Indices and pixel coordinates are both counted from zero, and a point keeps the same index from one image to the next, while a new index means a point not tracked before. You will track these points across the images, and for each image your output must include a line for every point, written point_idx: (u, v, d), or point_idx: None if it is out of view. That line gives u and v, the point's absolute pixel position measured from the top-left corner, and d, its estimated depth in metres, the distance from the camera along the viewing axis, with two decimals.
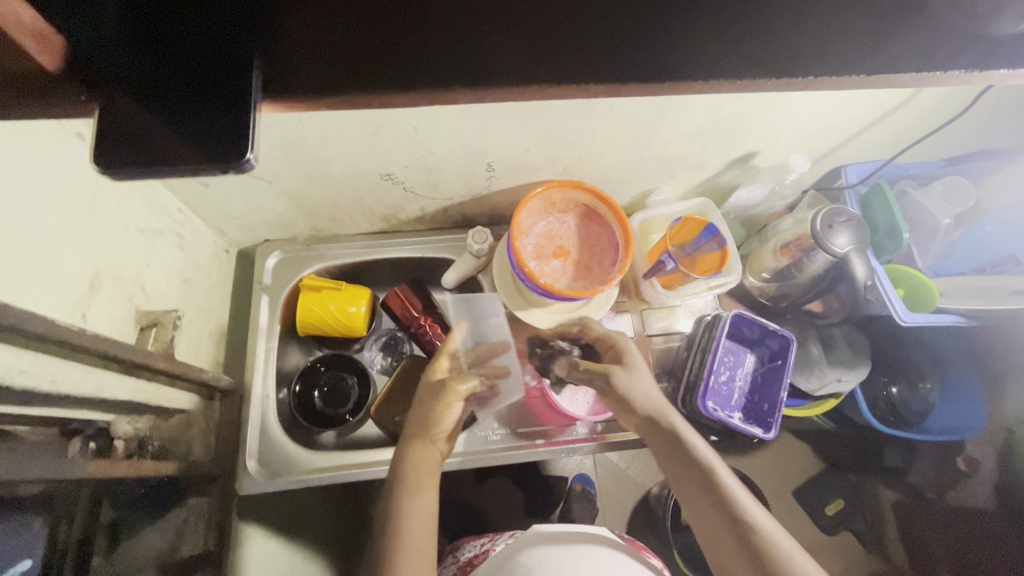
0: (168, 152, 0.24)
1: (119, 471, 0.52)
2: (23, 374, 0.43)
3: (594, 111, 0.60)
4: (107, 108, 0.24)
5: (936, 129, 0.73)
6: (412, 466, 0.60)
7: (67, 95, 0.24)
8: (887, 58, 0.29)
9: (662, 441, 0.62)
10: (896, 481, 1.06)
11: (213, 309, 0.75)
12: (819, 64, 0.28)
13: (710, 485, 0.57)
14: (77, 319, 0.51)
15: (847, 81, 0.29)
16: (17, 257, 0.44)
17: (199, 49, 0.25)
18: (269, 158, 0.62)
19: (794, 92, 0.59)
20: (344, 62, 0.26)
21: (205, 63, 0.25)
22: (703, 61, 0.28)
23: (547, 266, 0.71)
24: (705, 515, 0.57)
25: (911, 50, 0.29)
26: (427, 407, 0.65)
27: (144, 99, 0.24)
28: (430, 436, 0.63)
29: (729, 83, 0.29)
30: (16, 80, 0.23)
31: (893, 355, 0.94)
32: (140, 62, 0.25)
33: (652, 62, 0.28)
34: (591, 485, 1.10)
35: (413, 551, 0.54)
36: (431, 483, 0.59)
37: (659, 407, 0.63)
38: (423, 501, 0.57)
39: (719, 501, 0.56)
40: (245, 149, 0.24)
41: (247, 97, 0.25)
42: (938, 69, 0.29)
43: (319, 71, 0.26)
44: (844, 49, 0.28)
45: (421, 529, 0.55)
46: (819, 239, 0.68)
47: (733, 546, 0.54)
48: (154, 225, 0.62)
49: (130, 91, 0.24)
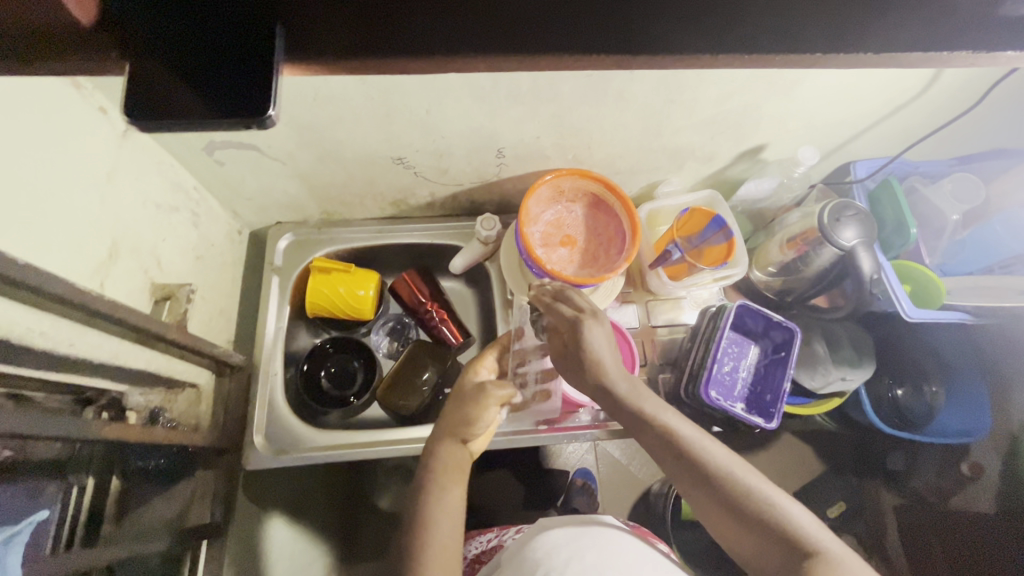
0: (195, 113, 0.26)
1: (130, 437, 0.53)
2: (42, 335, 0.45)
3: (605, 99, 0.60)
4: (138, 67, 0.26)
5: (946, 127, 0.73)
6: (441, 464, 0.57)
7: (96, 53, 0.25)
8: (894, 33, 0.29)
9: (619, 411, 0.54)
10: (898, 484, 1.06)
11: (225, 288, 0.77)
12: (827, 39, 0.29)
13: (678, 453, 0.52)
14: (95, 287, 0.52)
15: (853, 56, 0.30)
16: (39, 222, 0.45)
17: (222, 9, 0.26)
18: (283, 137, 0.63)
19: (804, 84, 0.60)
20: (364, 26, 0.27)
21: (233, 27, 0.26)
22: (713, 33, 0.29)
23: (554, 253, 0.72)
24: (681, 480, 0.52)
25: (918, 30, 0.29)
26: (462, 408, 0.60)
27: (170, 56, 0.26)
28: (462, 435, 0.59)
29: (737, 57, 0.30)
30: (46, 36, 0.23)
31: (899, 357, 0.93)
32: (167, 22, 0.26)
33: (663, 33, 0.29)
34: (592, 478, 1.10)
35: (441, 545, 0.51)
36: (462, 483, 0.56)
37: (612, 374, 0.54)
38: (452, 498, 0.54)
39: (691, 468, 0.51)
40: (267, 107, 0.26)
41: (270, 61, 0.26)
42: (942, 45, 0.30)
43: (340, 36, 0.27)
44: (853, 22, 0.29)
45: (452, 525, 0.53)
46: (825, 231, 0.69)
47: (718, 511, 0.50)
48: (171, 201, 0.64)
49: (158, 50, 0.26)
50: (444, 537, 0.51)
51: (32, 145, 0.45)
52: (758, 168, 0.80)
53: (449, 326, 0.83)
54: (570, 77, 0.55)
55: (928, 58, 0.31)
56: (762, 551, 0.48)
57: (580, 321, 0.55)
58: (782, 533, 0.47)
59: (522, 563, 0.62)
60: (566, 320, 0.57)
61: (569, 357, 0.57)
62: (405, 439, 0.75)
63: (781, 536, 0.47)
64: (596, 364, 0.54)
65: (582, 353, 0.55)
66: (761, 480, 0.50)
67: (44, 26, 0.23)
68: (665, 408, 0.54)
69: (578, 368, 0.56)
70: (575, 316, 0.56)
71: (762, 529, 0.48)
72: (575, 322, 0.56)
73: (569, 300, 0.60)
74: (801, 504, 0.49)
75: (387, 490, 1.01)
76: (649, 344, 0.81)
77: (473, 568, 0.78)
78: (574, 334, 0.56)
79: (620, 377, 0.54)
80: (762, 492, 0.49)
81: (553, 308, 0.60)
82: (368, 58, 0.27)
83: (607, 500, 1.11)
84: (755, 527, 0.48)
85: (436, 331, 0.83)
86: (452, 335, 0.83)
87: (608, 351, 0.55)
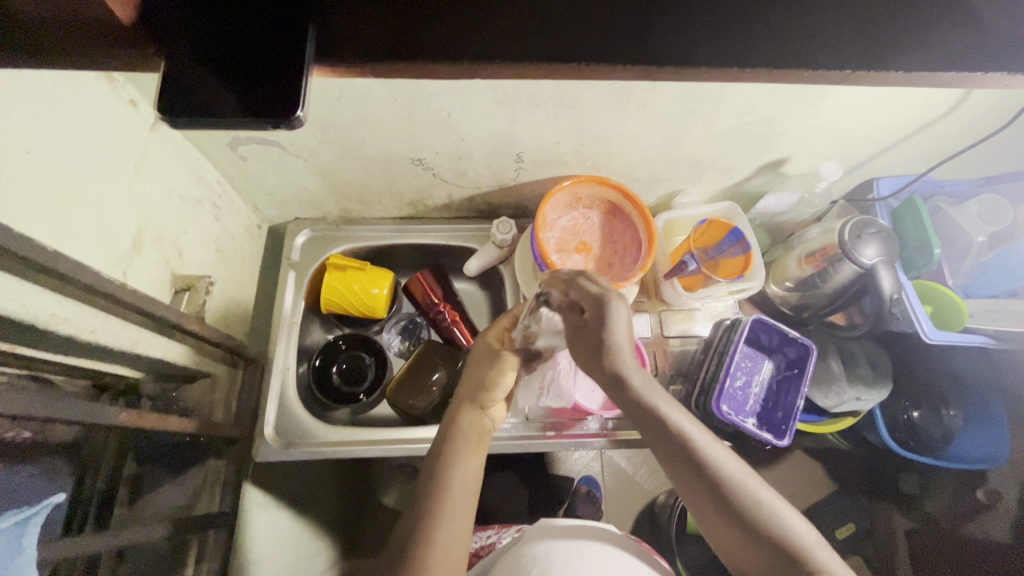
0: (222, 111, 0.26)
1: (147, 424, 0.54)
2: (67, 321, 0.46)
3: (626, 107, 0.60)
4: (175, 67, 0.26)
5: (974, 145, 0.71)
6: (464, 430, 0.58)
7: (125, 46, 0.26)
8: (930, 53, 0.29)
9: (630, 406, 0.52)
10: (910, 508, 1.04)
11: (242, 279, 0.78)
12: (855, 59, 0.29)
13: (689, 456, 0.51)
14: (119, 275, 0.53)
15: (881, 76, 0.30)
16: (70, 208, 0.47)
17: (256, 11, 0.27)
18: (306, 135, 0.63)
19: (830, 98, 0.59)
20: (382, 31, 0.27)
21: (267, 31, 0.27)
22: (747, 50, 0.29)
23: (569, 260, 0.72)
24: (689, 489, 0.52)
25: (954, 50, 0.29)
26: (479, 374, 0.62)
27: (201, 56, 0.26)
28: (480, 401, 0.61)
29: (766, 72, 0.30)
30: (91, 29, 0.25)
31: (917, 380, 0.91)
32: (200, 17, 0.26)
33: (688, 45, 0.29)
34: (597, 487, 1.10)
35: (456, 512, 0.51)
36: (480, 451, 0.57)
37: (628, 366, 0.51)
38: (472, 465, 0.55)
39: (700, 476, 0.51)
40: (296, 106, 0.26)
41: (302, 60, 0.26)
42: (978, 69, 0.30)
43: (361, 43, 0.27)
44: (881, 39, 0.29)
45: (468, 490, 0.53)
46: (846, 248, 0.67)
47: (725, 522, 0.50)
48: (194, 194, 0.65)
49: (193, 50, 0.26)
50: (460, 507, 0.51)
51: (66, 136, 0.46)
52: (778, 181, 0.79)
53: (460, 328, 0.83)
54: (593, 85, 0.55)
55: (963, 80, 0.31)
56: (763, 563, 0.49)
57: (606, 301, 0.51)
58: (784, 552, 0.47)
59: (519, 556, 0.64)
60: (590, 297, 0.52)
61: (585, 339, 0.52)
62: (412, 439, 0.75)
63: (783, 552, 0.47)
64: (615, 351, 0.51)
65: (605, 332, 0.51)
66: (772, 494, 0.50)
67: (86, 18, 0.24)
68: (679, 411, 0.53)
69: (592, 355, 0.52)
70: (600, 294, 0.52)
71: (761, 537, 0.48)
72: (601, 300, 0.51)
73: (590, 277, 0.55)
74: (807, 521, 0.49)
75: (392, 488, 1.00)
76: (661, 354, 0.80)
77: (472, 563, 0.79)
78: (598, 314, 0.51)
79: (634, 370, 0.51)
80: (770, 505, 0.49)
81: (576, 284, 0.54)
82: (400, 63, 0.28)
83: (611, 509, 1.10)
84: (757, 541, 0.48)
85: (449, 333, 0.83)
86: (463, 338, 0.83)
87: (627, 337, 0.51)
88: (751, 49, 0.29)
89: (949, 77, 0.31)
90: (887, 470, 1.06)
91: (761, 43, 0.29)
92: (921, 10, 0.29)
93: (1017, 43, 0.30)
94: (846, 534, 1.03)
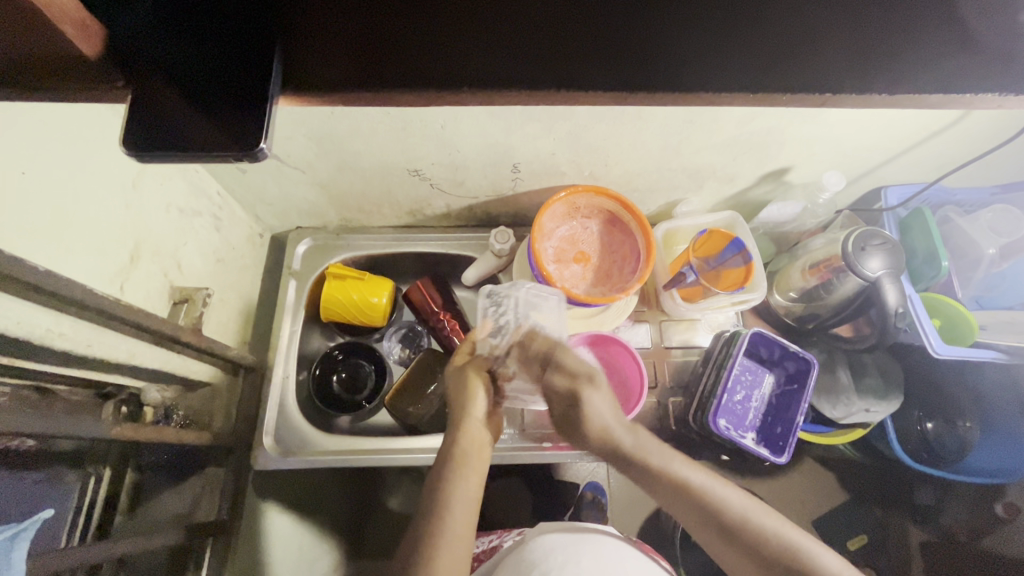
0: (201, 138, 0.30)
1: (144, 436, 0.55)
2: (62, 337, 0.48)
3: (621, 117, 0.59)
4: (157, 103, 0.31)
5: (986, 154, 0.69)
6: (461, 449, 0.56)
7: (108, 81, 0.30)
8: (866, 76, 0.32)
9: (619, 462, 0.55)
10: (926, 521, 1.01)
11: (243, 288, 0.79)
12: (796, 79, 0.32)
13: (697, 501, 0.51)
14: (115, 290, 0.54)
15: (818, 95, 0.33)
16: (65, 229, 0.48)
17: (222, 52, 0.31)
18: (303, 148, 0.64)
19: (831, 109, 0.57)
20: (352, 71, 0.32)
21: (233, 73, 0.30)
22: (711, 62, 0.32)
23: (566, 270, 0.71)
24: (700, 530, 0.52)
25: (895, 65, 0.32)
26: (464, 389, 0.60)
27: (181, 91, 0.30)
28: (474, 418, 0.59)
29: (726, 88, 0.33)
30: (79, 65, 0.29)
31: (937, 391, 0.87)
32: (177, 58, 0.30)
33: (655, 69, 0.32)
34: (603, 492, 1.05)
35: (456, 534, 0.51)
36: (479, 468, 0.55)
37: (614, 434, 0.55)
38: (470, 485, 0.54)
39: (711, 518, 0.50)
40: (260, 138, 0.30)
41: (267, 93, 0.30)
42: (917, 87, 0.33)
43: (338, 77, 0.32)
44: (830, 57, 0.32)
45: (467, 513, 0.52)
46: (850, 260, 0.66)
47: (744, 562, 0.49)
48: (194, 207, 0.66)
49: (171, 86, 0.31)
50: (459, 528, 0.51)
51: (63, 157, 0.47)
52: (782, 190, 0.78)
53: (460, 336, 0.82)
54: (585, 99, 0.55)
55: (953, 97, 0.34)
56: None
57: (579, 393, 0.56)
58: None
59: (518, 563, 0.61)
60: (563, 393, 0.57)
61: (568, 422, 0.58)
62: (409, 448, 0.75)
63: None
64: (600, 428, 0.55)
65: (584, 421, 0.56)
66: (780, 523, 0.50)
67: (70, 58, 0.28)
68: (673, 458, 0.54)
69: (581, 432, 0.57)
70: (573, 388, 0.56)
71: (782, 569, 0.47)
72: (574, 394, 0.56)
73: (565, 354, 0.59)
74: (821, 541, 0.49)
75: (397, 492, 1.02)
76: (660, 366, 0.79)
77: (472, 567, 0.79)
78: (574, 405, 0.56)
79: (624, 433, 0.55)
80: (783, 535, 0.48)
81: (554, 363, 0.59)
82: (387, 89, 0.33)
83: (616, 516, 1.08)
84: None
85: (448, 341, 0.82)
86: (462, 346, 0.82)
87: (610, 415, 0.56)
88: (750, 64, 0.32)
89: (885, 94, 0.33)
90: (902, 481, 1.03)
91: (762, 62, 0.32)
92: (910, 16, 0.31)
93: (958, 53, 0.32)
94: (857, 545, 1.00)
